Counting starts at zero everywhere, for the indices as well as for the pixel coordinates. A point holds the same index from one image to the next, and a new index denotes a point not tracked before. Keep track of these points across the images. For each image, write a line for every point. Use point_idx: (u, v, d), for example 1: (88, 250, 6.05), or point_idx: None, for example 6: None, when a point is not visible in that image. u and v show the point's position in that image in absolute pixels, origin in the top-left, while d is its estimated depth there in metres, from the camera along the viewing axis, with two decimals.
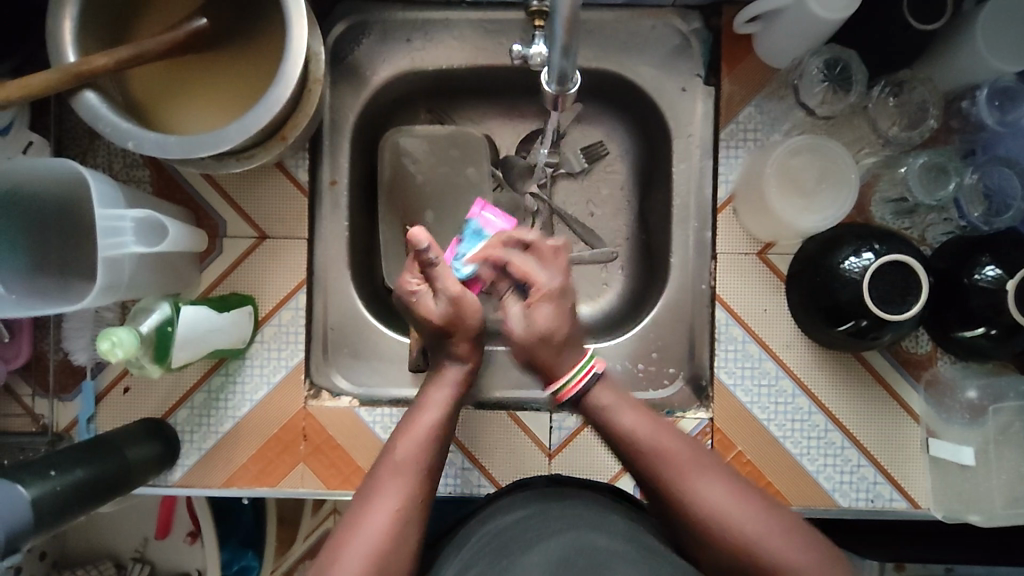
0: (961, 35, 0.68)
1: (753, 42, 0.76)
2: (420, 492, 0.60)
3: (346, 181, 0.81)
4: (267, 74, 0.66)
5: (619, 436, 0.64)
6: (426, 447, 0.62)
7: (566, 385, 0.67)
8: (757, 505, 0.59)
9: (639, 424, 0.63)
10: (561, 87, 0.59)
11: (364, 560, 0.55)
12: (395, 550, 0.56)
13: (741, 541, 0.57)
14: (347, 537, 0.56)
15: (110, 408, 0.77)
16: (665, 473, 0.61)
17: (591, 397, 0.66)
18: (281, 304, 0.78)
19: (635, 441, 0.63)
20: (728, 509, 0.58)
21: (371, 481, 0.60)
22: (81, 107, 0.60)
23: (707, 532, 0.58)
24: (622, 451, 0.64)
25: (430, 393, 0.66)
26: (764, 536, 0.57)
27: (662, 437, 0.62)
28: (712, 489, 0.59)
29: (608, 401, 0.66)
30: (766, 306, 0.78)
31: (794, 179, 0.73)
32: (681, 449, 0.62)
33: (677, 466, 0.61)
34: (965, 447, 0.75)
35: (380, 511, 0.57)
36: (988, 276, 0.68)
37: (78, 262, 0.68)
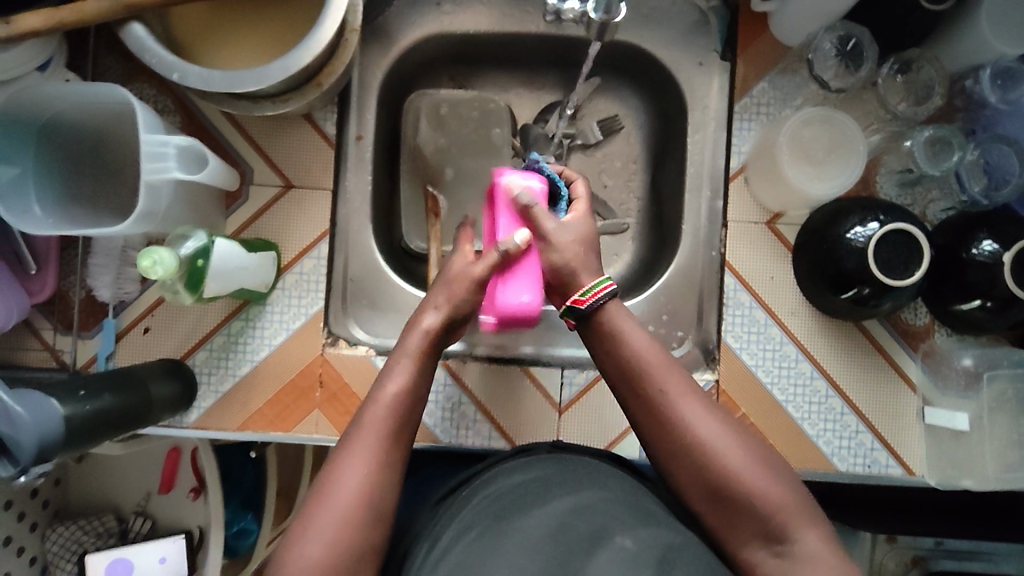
0: (967, 17, 0.71)
1: (769, 19, 0.79)
2: (385, 461, 0.58)
3: (371, 137, 0.84)
4: (307, 21, 0.68)
5: (620, 360, 0.63)
6: (394, 416, 0.60)
7: (588, 291, 0.65)
8: (739, 440, 0.61)
9: (645, 350, 0.63)
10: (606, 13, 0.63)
11: (338, 523, 0.55)
12: (371, 512, 0.56)
13: (724, 473, 0.59)
14: (314, 511, 0.55)
15: (129, 347, 0.79)
16: (659, 397, 0.62)
17: (605, 314, 0.65)
18: (303, 253, 0.80)
19: (640, 361, 0.63)
20: (712, 441, 0.60)
21: (340, 447, 0.59)
22: (128, 39, 0.62)
23: (694, 462, 0.60)
24: (622, 377, 0.64)
25: (399, 358, 0.64)
26: (749, 470, 0.59)
27: (661, 367, 0.63)
28: (701, 418, 0.61)
29: (618, 315, 0.65)
30: (774, 274, 0.81)
31: (806, 148, 0.77)
32: (674, 378, 0.63)
33: (671, 393, 0.62)
34: (961, 414, 0.79)
35: (347, 483, 0.56)
36: (985, 250, 0.71)
37: (109, 195, 0.70)
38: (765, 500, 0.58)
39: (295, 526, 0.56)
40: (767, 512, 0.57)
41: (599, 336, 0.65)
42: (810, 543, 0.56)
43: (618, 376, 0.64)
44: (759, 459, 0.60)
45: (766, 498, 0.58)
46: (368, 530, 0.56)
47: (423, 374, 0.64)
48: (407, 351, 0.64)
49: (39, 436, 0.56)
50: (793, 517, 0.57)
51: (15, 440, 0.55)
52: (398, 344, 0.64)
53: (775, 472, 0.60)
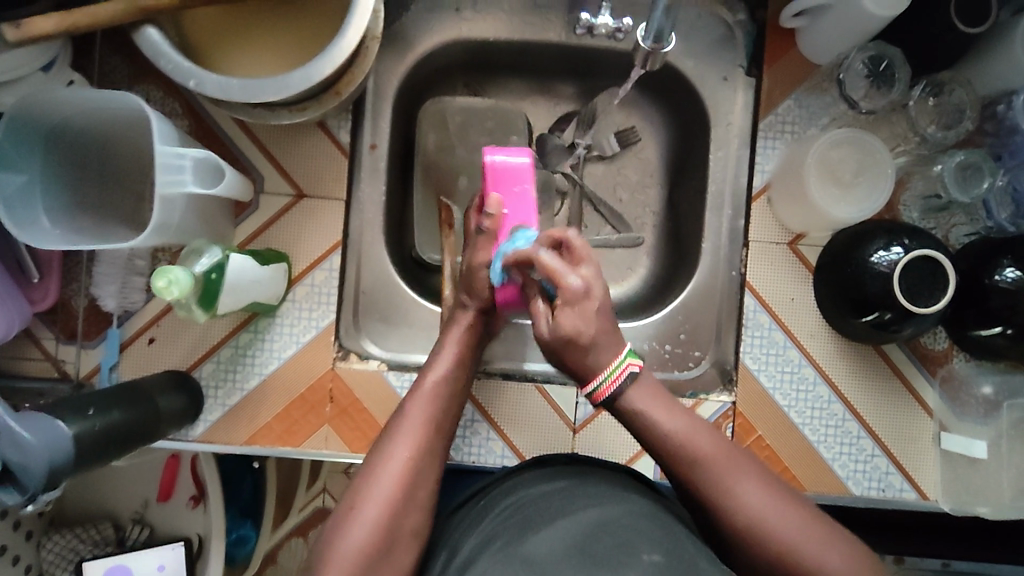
0: (1003, 40, 0.70)
1: (797, 36, 0.78)
2: (429, 444, 0.61)
3: (386, 146, 0.81)
4: (329, 29, 0.66)
5: (660, 442, 0.61)
6: (438, 402, 0.64)
7: (598, 386, 0.63)
8: (795, 508, 0.57)
9: (679, 433, 0.61)
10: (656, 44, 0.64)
11: (386, 496, 0.56)
12: (414, 487, 0.58)
13: (782, 547, 0.55)
14: (362, 488, 0.57)
15: (133, 358, 0.76)
16: (700, 478, 0.59)
17: (626, 402, 0.63)
18: (315, 264, 0.78)
19: (675, 445, 0.60)
20: (763, 513, 0.57)
21: (385, 433, 0.61)
22: (142, 43, 0.60)
23: (750, 544, 0.56)
24: (662, 462, 0.62)
25: (440, 352, 0.68)
26: (808, 543, 0.55)
27: (699, 444, 0.60)
28: (751, 490, 0.58)
29: (643, 401, 0.62)
30: (794, 295, 0.80)
31: (834, 170, 0.75)
32: (717, 457, 0.60)
33: (715, 472, 0.59)
34: (979, 442, 0.78)
35: (396, 460, 0.58)
36: (1008, 277, 0.70)
37: (117, 204, 0.68)
38: (827, 574, 0.54)
39: (341, 506, 0.57)
40: None
41: (633, 424, 0.63)
42: None
43: (658, 461, 0.62)
44: (816, 523, 0.57)
45: (829, 570, 0.54)
46: (412, 509, 0.58)
47: (463, 364, 0.68)
48: (448, 343, 0.68)
49: (49, 460, 0.53)
50: None
51: (23, 467, 0.52)
52: (439, 339, 0.68)
53: (836, 541, 0.56)
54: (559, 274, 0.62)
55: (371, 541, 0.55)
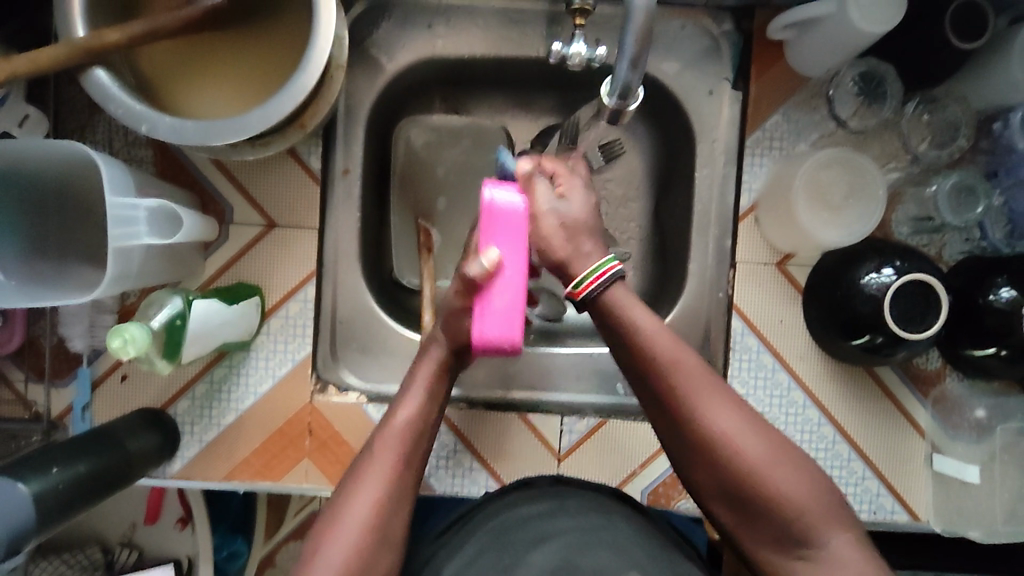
0: (999, 56, 0.67)
1: (785, 48, 0.74)
2: (398, 486, 0.56)
3: (359, 171, 0.78)
4: (290, 59, 0.63)
5: (629, 351, 0.57)
6: (411, 441, 0.58)
7: (581, 282, 0.58)
8: (766, 431, 0.54)
9: (655, 333, 0.56)
10: (621, 102, 0.58)
11: (349, 548, 0.52)
12: (382, 535, 0.54)
13: (749, 470, 0.53)
14: (326, 532, 0.53)
15: (106, 397, 0.75)
16: (673, 388, 0.55)
17: (606, 300, 0.58)
18: (289, 296, 0.76)
19: (649, 346, 0.56)
20: (732, 434, 0.53)
21: (352, 473, 0.56)
22: (90, 85, 0.57)
23: (715, 461, 0.54)
24: (631, 344, 0.57)
25: (412, 381, 0.61)
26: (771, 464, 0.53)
27: (675, 351, 0.56)
28: (724, 413, 0.54)
29: (622, 303, 0.58)
30: (782, 317, 0.78)
31: (823, 191, 0.72)
32: (692, 369, 0.55)
33: (689, 388, 0.55)
34: (971, 467, 0.76)
35: (359, 506, 0.54)
36: (1003, 297, 0.68)
37: (77, 243, 0.65)
38: (789, 500, 0.52)
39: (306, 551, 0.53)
40: (793, 515, 0.51)
41: (605, 320, 0.58)
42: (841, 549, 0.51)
43: (625, 351, 0.58)
44: (786, 450, 0.54)
45: (794, 498, 0.52)
46: (383, 550, 0.54)
47: (437, 399, 0.60)
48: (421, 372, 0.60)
49: (10, 528, 0.53)
50: (821, 519, 0.51)
51: None
52: (410, 369, 0.61)
53: (815, 479, 0.53)
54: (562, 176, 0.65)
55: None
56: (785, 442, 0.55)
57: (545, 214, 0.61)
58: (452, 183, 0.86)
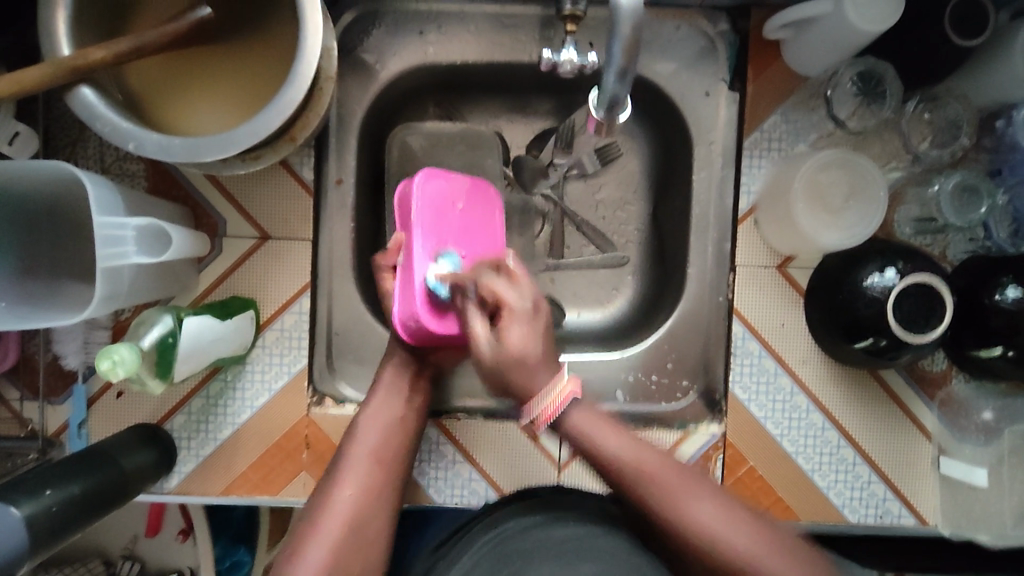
0: (1001, 52, 0.65)
1: (782, 48, 0.73)
2: (375, 484, 0.63)
3: (353, 180, 0.77)
4: (278, 71, 0.62)
5: (597, 459, 0.60)
6: (381, 460, 0.65)
7: (538, 408, 0.61)
8: (746, 520, 0.56)
9: (622, 451, 0.60)
10: (609, 112, 0.58)
11: (331, 537, 0.58)
12: (360, 526, 0.60)
13: (704, 537, 0.55)
14: (309, 526, 0.59)
15: (102, 413, 0.74)
16: (647, 496, 0.57)
17: (573, 422, 0.62)
18: (284, 308, 0.75)
19: (618, 466, 0.59)
20: (714, 529, 0.55)
21: (324, 487, 0.62)
22: (76, 103, 0.56)
23: (705, 563, 0.55)
24: (611, 486, 0.60)
25: (375, 392, 0.70)
26: (759, 552, 0.54)
27: (643, 461, 0.59)
28: (701, 506, 0.56)
29: (585, 425, 0.61)
30: (784, 321, 0.77)
31: (822, 193, 0.71)
32: (665, 473, 0.58)
33: (664, 492, 0.57)
34: (979, 468, 0.74)
35: (341, 497, 0.60)
36: (1010, 297, 0.66)
37: (69, 261, 0.64)
38: (747, 565, 0.54)
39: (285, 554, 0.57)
40: None
41: (579, 447, 0.62)
42: None
43: (605, 479, 0.60)
44: (768, 531, 0.56)
45: (755, 564, 0.54)
46: (360, 552, 0.58)
47: (406, 396, 0.70)
48: (382, 381, 0.70)
49: None
50: None
51: None
52: (375, 378, 0.71)
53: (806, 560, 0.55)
54: (502, 297, 0.61)
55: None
56: (767, 522, 0.57)
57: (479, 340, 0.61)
58: None
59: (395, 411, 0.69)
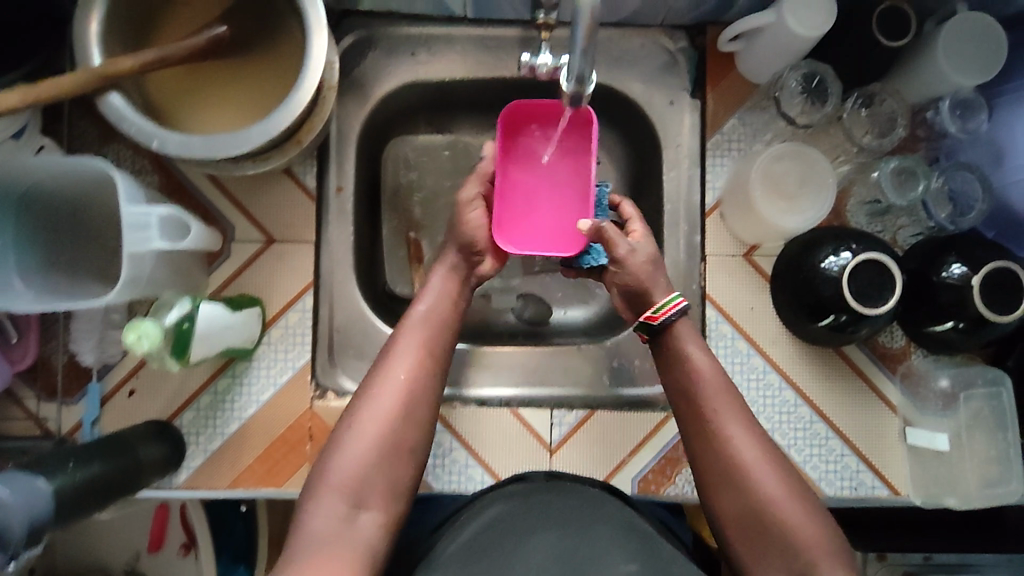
0: (925, 52, 0.74)
1: (736, 57, 0.82)
2: (422, 373, 0.67)
3: (352, 188, 0.84)
4: (286, 81, 0.69)
5: (687, 378, 0.69)
6: (424, 345, 0.69)
7: (659, 308, 0.70)
8: (783, 471, 0.64)
9: (708, 375, 0.68)
10: (578, 87, 0.57)
11: (380, 418, 0.64)
12: (408, 415, 0.65)
13: (749, 486, 0.63)
14: (360, 406, 0.65)
15: (114, 410, 0.78)
16: (711, 418, 0.67)
17: (673, 334, 0.71)
18: (288, 306, 0.80)
19: (698, 385, 0.68)
20: (750, 463, 0.64)
21: (375, 374, 0.67)
22: (106, 108, 0.62)
23: (737, 488, 0.64)
24: (683, 399, 0.69)
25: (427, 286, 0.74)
26: (782, 495, 0.63)
27: (718, 388, 0.68)
28: (747, 442, 0.65)
29: (685, 336, 0.71)
30: (753, 305, 0.83)
31: (780, 184, 0.78)
32: (731, 406, 0.67)
33: (727, 420, 0.66)
34: (940, 434, 0.80)
35: (389, 384, 0.66)
36: (955, 274, 0.74)
37: (90, 260, 0.70)
38: (773, 505, 0.62)
39: (342, 425, 0.65)
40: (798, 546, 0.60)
41: (667, 358, 0.71)
42: None
43: (679, 395, 0.70)
44: (801, 491, 0.64)
45: (802, 536, 0.61)
46: (409, 429, 0.65)
47: (448, 298, 0.73)
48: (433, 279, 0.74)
49: (30, 517, 0.55)
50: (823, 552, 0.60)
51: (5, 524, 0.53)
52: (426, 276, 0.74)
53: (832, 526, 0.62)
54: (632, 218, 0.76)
55: (369, 462, 0.63)
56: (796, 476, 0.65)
57: (626, 257, 0.72)
58: (438, 198, 0.91)
59: (438, 308, 0.72)
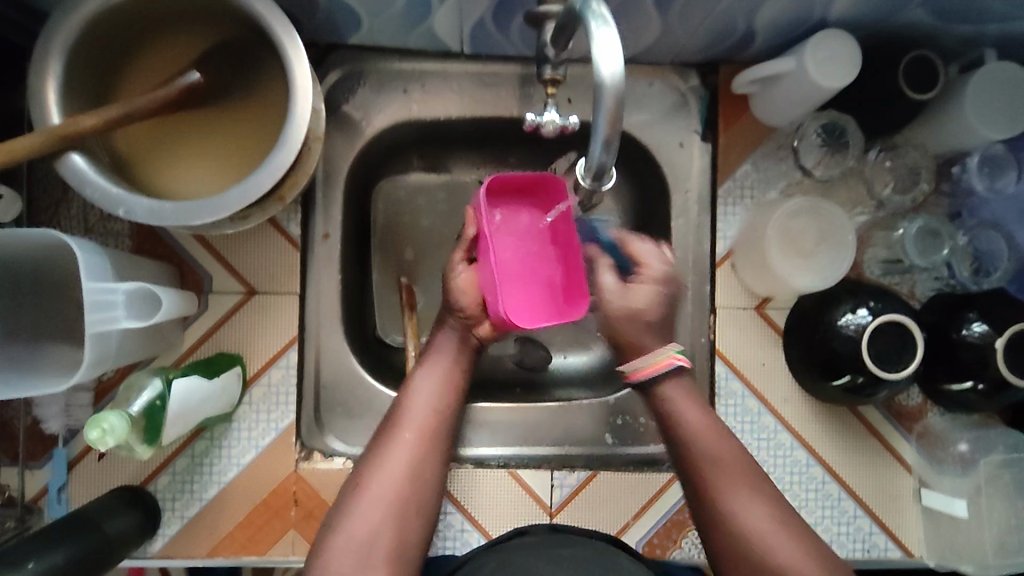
0: (952, 104, 0.70)
1: (750, 100, 0.77)
2: (419, 455, 0.61)
3: (338, 235, 0.77)
4: (267, 134, 0.64)
5: (683, 445, 0.63)
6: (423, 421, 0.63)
7: (637, 368, 0.66)
8: (808, 544, 0.57)
9: (706, 440, 0.62)
10: (596, 181, 0.53)
11: (374, 505, 0.58)
12: (404, 502, 0.59)
13: (772, 568, 0.56)
14: (350, 498, 0.59)
15: (82, 477, 0.72)
16: (719, 491, 0.60)
17: (661, 394, 0.65)
18: (271, 363, 0.75)
19: (698, 451, 0.62)
20: (768, 538, 0.57)
21: (382, 434, 0.62)
22: (66, 170, 0.57)
23: (760, 571, 0.56)
24: (684, 471, 0.63)
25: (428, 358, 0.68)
26: (810, 572, 0.55)
27: (720, 452, 0.62)
28: (759, 514, 0.58)
29: (676, 397, 0.65)
30: (764, 360, 0.79)
31: (795, 240, 0.75)
32: (738, 475, 0.61)
33: (733, 491, 0.60)
34: (958, 499, 0.76)
35: (383, 467, 0.60)
36: (975, 332, 0.69)
37: (51, 320, 0.63)
38: None
39: (348, 488, 0.60)
40: None
41: (664, 423, 0.65)
42: None
43: (678, 463, 0.64)
44: (830, 565, 0.56)
45: None
46: (409, 519, 0.59)
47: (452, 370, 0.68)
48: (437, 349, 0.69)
49: None
50: None
51: None
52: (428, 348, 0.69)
53: None
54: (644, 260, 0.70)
55: (381, 525, 0.57)
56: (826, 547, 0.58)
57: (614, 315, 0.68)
58: (432, 240, 0.86)
59: (450, 363, 0.68)
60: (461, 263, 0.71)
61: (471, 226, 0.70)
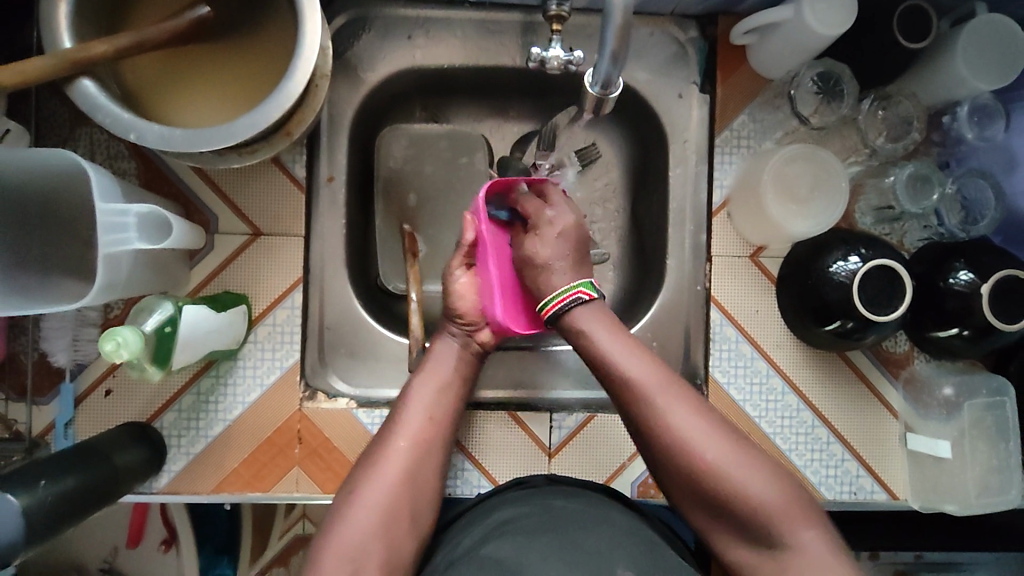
0: (944, 53, 0.72)
1: (748, 51, 0.79)
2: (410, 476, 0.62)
3: (343, 178, 0.80)
4: (274, 68, 0.64)
5: (596, 358, 0.64)
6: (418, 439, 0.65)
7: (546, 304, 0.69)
8: (727, 437, 0.60)
9: (615, 350, 0.64)
10: (603, 91, 0.62)
11: (368, 521, 0.59)
12: (395, 520, 0.60)
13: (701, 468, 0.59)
14: (337, 518, 0.59)
15: (88, 413, 0.73)
16: (640, 405, 0.61)
17: (570, 319, 0.67)
18: (276, 303, 0.76)
19: (610, 363, 0.63)
20: (692, 438, 0.60)
21: (373, 456, 0.63)
22: (78, 96, 0.57)
23: (684, 466, 0.60)
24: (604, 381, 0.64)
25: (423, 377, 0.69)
26: (726, 461, 0.59)
27: (633, 360, 0.63)
28: (679, 411, 0.61)
29: (583, 319, 0.66)
30: (758, 307, 0.81)
31: (789, 187, 0.77)
32: (654, 377, 0.62)
33: (652, 397, 0.61)
34: (942, 442, 0.79)
35: (374, 489, 0.61)
36: (962, 280, 0.72)
37: (62, 251, 0.64)
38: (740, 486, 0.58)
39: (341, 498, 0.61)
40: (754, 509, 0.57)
41: (572, 339, 0.67)
42: (807, 542, 0.56)
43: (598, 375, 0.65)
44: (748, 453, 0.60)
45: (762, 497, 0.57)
46: (403, 536, 0.60)
47: (449, 392, 0.69)
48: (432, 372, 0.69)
49: None
50: (784, 518, 0.57)
51: None
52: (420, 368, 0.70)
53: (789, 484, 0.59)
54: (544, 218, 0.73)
55: (369, 541, 0.58)
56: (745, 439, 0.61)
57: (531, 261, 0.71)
58: (433, 188, 0.87)
59: (449, 374, 0.70)
60: (460, 268, 0.75)
61: (467, 232, 0.73)
